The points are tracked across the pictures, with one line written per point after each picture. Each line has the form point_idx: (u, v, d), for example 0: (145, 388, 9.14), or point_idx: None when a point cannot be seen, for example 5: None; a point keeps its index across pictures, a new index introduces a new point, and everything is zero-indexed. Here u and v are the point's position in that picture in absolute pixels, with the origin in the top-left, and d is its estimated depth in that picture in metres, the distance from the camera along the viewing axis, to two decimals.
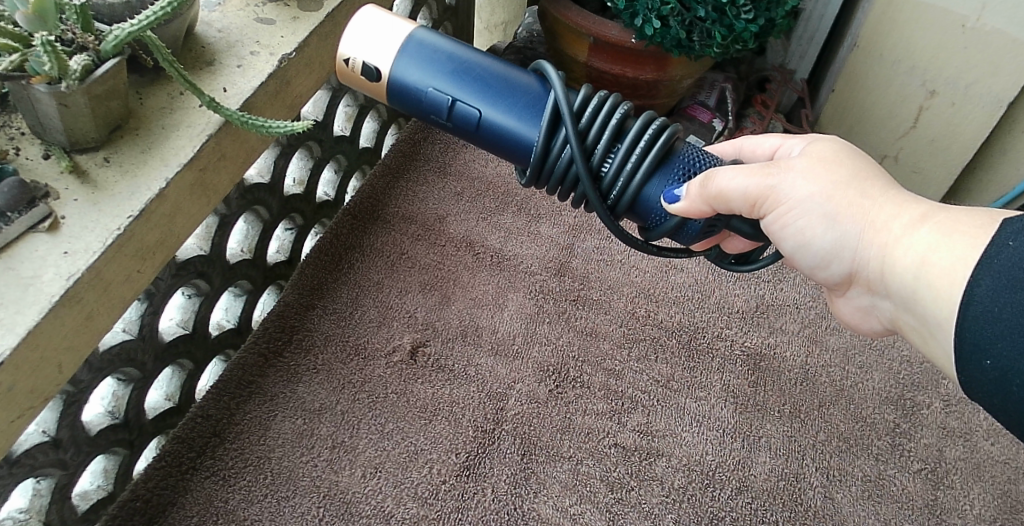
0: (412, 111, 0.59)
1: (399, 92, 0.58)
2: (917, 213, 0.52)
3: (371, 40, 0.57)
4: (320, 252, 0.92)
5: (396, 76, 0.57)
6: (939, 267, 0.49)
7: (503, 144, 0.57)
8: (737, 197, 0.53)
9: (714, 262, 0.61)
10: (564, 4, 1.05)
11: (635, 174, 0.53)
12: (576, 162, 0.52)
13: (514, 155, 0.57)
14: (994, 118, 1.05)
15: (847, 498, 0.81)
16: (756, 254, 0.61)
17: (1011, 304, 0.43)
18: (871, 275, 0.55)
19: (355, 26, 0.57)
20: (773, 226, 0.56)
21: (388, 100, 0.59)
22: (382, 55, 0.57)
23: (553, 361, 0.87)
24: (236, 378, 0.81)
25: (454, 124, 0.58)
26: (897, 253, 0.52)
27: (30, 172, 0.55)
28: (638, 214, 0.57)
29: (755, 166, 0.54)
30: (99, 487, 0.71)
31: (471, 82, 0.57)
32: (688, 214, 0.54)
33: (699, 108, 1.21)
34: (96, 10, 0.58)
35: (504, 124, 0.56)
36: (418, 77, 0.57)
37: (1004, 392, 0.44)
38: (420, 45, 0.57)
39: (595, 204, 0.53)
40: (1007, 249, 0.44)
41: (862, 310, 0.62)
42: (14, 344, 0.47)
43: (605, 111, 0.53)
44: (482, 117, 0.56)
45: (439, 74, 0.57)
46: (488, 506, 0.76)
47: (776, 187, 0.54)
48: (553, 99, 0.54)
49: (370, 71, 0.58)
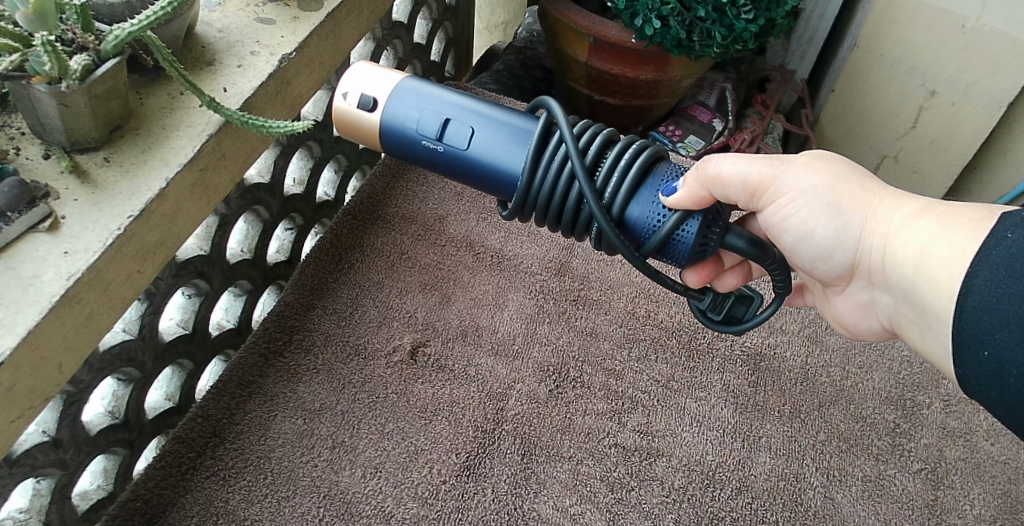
0: (402, 147, 0.62)
1: (394, 123, 0.61)
2: (917, 205, 0.55)
3: (370, 78, 0.63)
4: (320, 252, 0.92)
5: (390, 109, 0.61)
6: (937, 257, 0.52)
7: (490, 165, 0.59)
8: (737, 183, 0.57)
9: (703, 317, 0.64)
10: (565, 4, 1.05)
11: (629, 171, 0.54)
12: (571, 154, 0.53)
13: (501, 180, 0.59)
14: (994, 117, 1.05)
15: (847, 498, 0.80)
16: (747, 317, 0.63)
17: (1010, 294, 0.44)
18: (871, 267, 0.58)
19: (352, 73, 0.63)
20: (773, 216, 0.59)
21: (380, 141, 0.63)
22: (380, 89, 0.62)
23: (553, 361, 0.87)
24: (236, 378, 0.81)
25: (444, 147, 0.60)
26: (897, 243, 0.55)
27: (29, 172, 0.55)
28: (631, 230, 0.55)
29: (759, 156, 0.58)
30: (99, 487, 0.71)
31: (464, 112, 0.61)
32: (682, 206, 0.54)
33: (699, 108, 1.21)
34: (96, 10, 0.58)
35: (493, 148, 0.59)
36: (412, 107, 0.61)
37: (1001, 382, 0.45)
38: (415, 84, 0.62)
39: (590, 194, 0.52)
40: (1006, 240, 0.46)
41: (862, 307, 0.64)
42: (14, 344, 0.47)
43: (595, 125, 0.56)
44: (472, 140, 0.60)
45: (434, 104, 0.61)
46: (488, 506, 0.76)
47: (778, 177, 0.58)
48: (546, 117, 0.57)
49: (366, 102, 0.62)
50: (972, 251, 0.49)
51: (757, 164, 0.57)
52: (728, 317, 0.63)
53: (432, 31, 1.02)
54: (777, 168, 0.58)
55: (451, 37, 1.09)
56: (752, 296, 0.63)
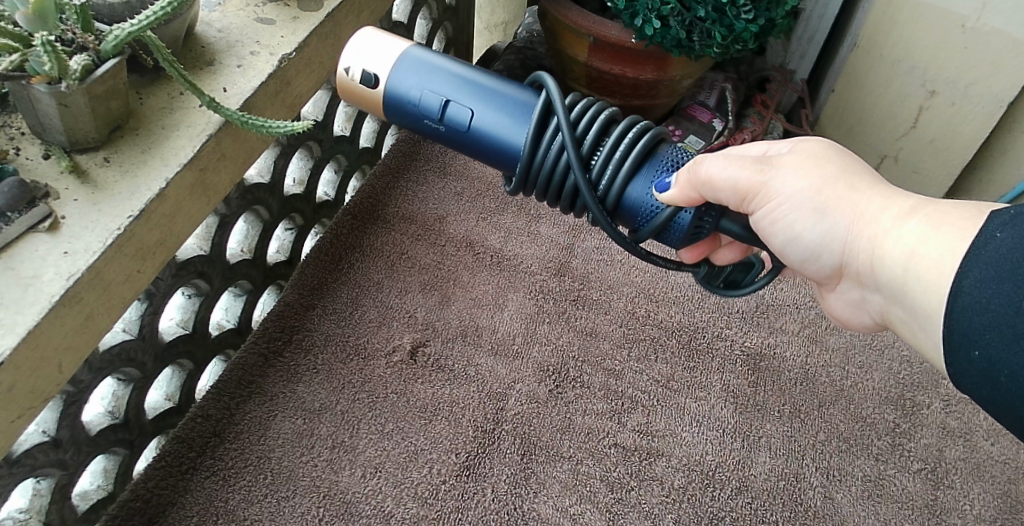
0: (404, 119, 0.63)
1: (396, 97, 0.62)
2: (906, 206, 0.53)
3: (372, 51, 0.62)
4: (320, 252, 0.92)
5: (392, 83, 0.61)
6: (926, 260, 0.50)
7: (490, 147, 0.60)
8: (727, 187, 0.55)
9: (703, 285, 0.63)
10: (565, 4, 1.05)
11: (624, 163, 0.54)
12: (566, 149, 0.54)
13: (502, 160, 0.61)
14: (993, 118, 1.05)
15: (847, 498, 0.81)
16: (746, 279, 0.63)
17: (999, 295, 0.43)
18: (859, 268, 0.56)
19: (355, 43, 0.63)
20: (762, 221, 0.57)
21: (382, 110, 0.63)
22: (383, 64, 0.62)
23: (553, 361, 0.87)
24: (236, 378, 0.81)
25: (446, 126, 0.61)
26: (886, 245, 0.53)
27: (29, 172, 0.55)
28: (626, 213, 0.57)
29: (746, 160, 0.56)
30: (99, 487, 0.71)
31: (466, 89, 0.61)
32: (675, 203, 0.54)
33: (699, 108, 1.21)
34: (96, 10, 0.58)
35: (493, 127, 0.60)
36: (414, 84, 0.61)
37: (991, 383, 0.44)
38: (418, 58, 0.62)
39: (584, 188, 0.53)
40: (995, 240, 0.45)
41: (854, 304, 0.63)
42: (14, 345, 0.47)
43: (593, 109, 0.56)
44: (472, 121, 0.60)
45: (435, 81, 0.61)
46: (488, 506, 0.76)
47: (767, 182, 0.56)
48: (545, 97, 0.57)
49: (369, 78, 0.62)
50: (961, 255, 0.48)
51: (746, 168, 0.56)
52: (728, 280, 0.63)
53: (432, 31, 1.02)
54: (765, 171, 0.56)
55: (451, 37, 1.09)
56: (752, 262, 0.63)
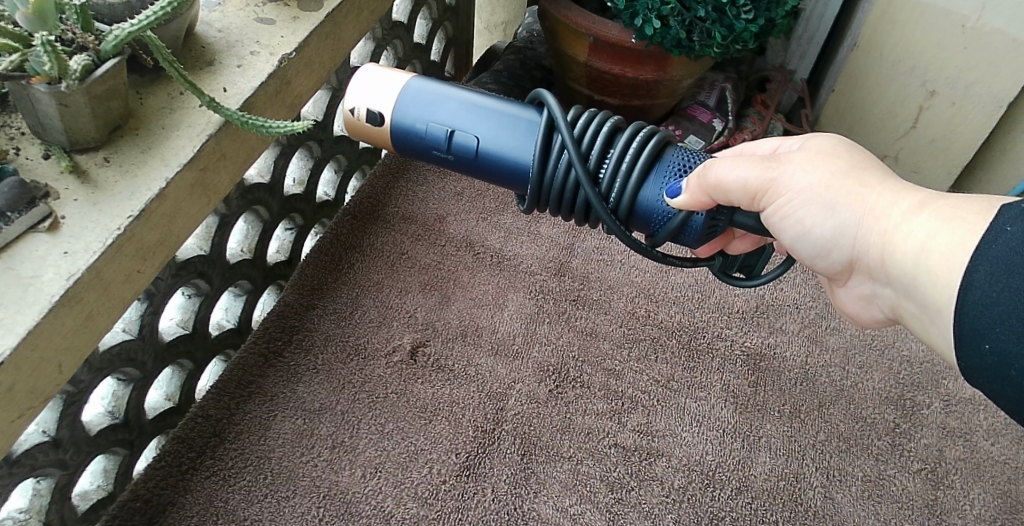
0: (414, 149, 0.64)
1: (403, 135, 0.63)
2: (917, 200, 0.53)
3: (374, 87, 0.63)
4: (320, 252, 0.92)
5: (396, 120, 0.63)
6: (937, 253, 0.50)
7: (502, 168, 0.61)
8: (735, 188, 0.56)
9: (715, 272, 0.63)
10: (565, 4, 1.05)
11: (630, 175, 0.57)
12: (575, 166, 0.55)
13: (516, 181, 0.61)
14: (994, 118, 1.05)
15: (847, 498, 0.80)
16: (758, 268, 0.65)
17: (1009, 289, 0.43)
18: (871, 262, 0.56)
19: (357, 82, 0.64)
20: (773, 217, 0.58)
21: (392, 144, 0.65)
22: (384, 101, 0.63)
23: (553, 361, 0.87)
24: (236, 378, 0.81)
25: (455, 154, 0.62)
26: (896, 240, 0.53)
27: (29, 172, 0.55)
28: (640, 220, 0.60)
29: (756, 159, 0.57)
30: (99, 487, 0.71)
31: (468, 115, 0.61)
32: (687, 208, 0.57)
33: (699, 108, 1.21)
34: (96, 10, 0.58)
35: (501, 149, 0.60)
36: (418, 116, 0.62)
37: (1002, 375, 0.44)
38: (416, 88, 0.63)
39: (596, 201, 0.55)
40: (1006, 234, 0.45)
41: (864, 299, 0.63)
42: (14, 345, 0.47)
43: (596, 122, 0.58)
44: (479, 146, 0.61)
45: (434, 110, 0.62)
46: (488, 506, 0.76)
47: (776, 180, 0.56)
48: (546, 115, 0.58)
49: (374, 116, 0.63)
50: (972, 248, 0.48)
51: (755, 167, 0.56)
52: (740, 267, 0.66)
53: (431, 31, 1.02)
54: (775, 168, 0.57)
55: (450, 36, 1.09)
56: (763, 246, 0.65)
